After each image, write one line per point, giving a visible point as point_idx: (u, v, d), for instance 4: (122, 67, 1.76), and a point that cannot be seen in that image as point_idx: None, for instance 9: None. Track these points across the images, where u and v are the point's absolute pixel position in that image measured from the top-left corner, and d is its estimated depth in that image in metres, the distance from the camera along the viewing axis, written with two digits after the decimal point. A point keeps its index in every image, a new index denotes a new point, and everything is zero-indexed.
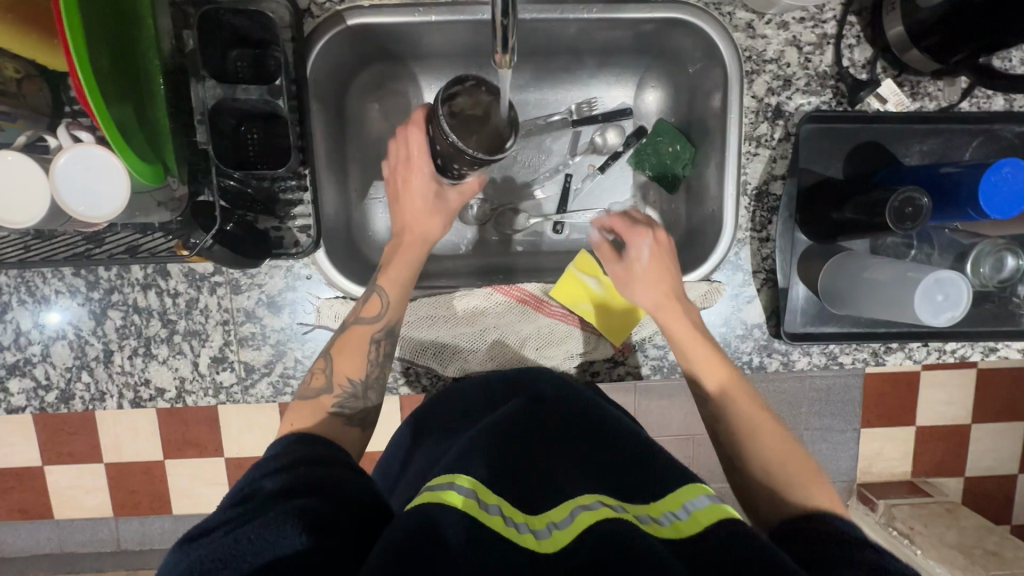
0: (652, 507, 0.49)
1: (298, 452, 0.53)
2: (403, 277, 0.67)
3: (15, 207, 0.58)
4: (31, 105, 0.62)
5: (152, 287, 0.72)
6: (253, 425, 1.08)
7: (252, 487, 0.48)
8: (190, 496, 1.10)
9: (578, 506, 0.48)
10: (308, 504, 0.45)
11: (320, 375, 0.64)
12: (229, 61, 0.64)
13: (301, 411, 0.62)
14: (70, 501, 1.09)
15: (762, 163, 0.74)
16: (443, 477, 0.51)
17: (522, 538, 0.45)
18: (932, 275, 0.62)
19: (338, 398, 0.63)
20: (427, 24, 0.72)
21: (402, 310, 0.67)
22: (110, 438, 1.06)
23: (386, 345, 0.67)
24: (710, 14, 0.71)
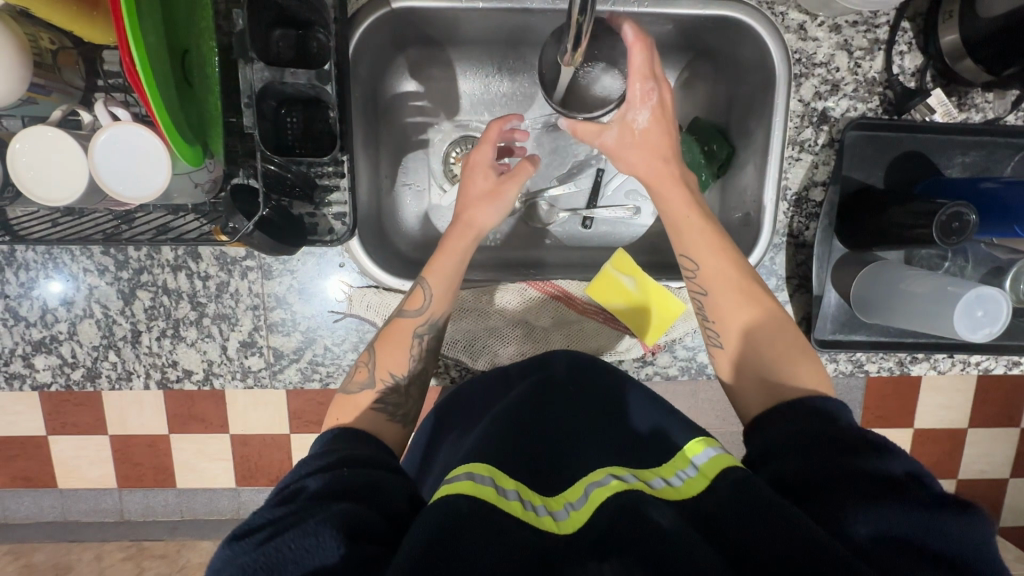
0: (664, 471, 0.52)
1: (343, 449, 0.53)
2: (450, 267, 0.67)
3: (52, 185, 0.56)
4: (66, 79, 0.60)
5: (182, 270, 0.71)
6: (259, 403, 1.06)
7: (295, 486, 0.49)
8: (198, 472, 1.10)
9: (591, 483, 0.51)
10: (353, 509, 0.44)
11: (363, 369, 0.64)
12: (272, 42, 0.62)
13: (343, 406, 0.62)
14: (74, 470, 1.09)
15: (803, 169, 0.74)
16: (461, 468, 0.51)
17: (541, 519, 0.47)
18: (973, 290, 0.63)
19: (380, 393, 0.63)
20: (473, 10, 0.70)
21: (446, 304, 0.67)
22: (116, 412, 1.05)
23: (428, 341, 0.67)
24: (762, 12, 0.69)
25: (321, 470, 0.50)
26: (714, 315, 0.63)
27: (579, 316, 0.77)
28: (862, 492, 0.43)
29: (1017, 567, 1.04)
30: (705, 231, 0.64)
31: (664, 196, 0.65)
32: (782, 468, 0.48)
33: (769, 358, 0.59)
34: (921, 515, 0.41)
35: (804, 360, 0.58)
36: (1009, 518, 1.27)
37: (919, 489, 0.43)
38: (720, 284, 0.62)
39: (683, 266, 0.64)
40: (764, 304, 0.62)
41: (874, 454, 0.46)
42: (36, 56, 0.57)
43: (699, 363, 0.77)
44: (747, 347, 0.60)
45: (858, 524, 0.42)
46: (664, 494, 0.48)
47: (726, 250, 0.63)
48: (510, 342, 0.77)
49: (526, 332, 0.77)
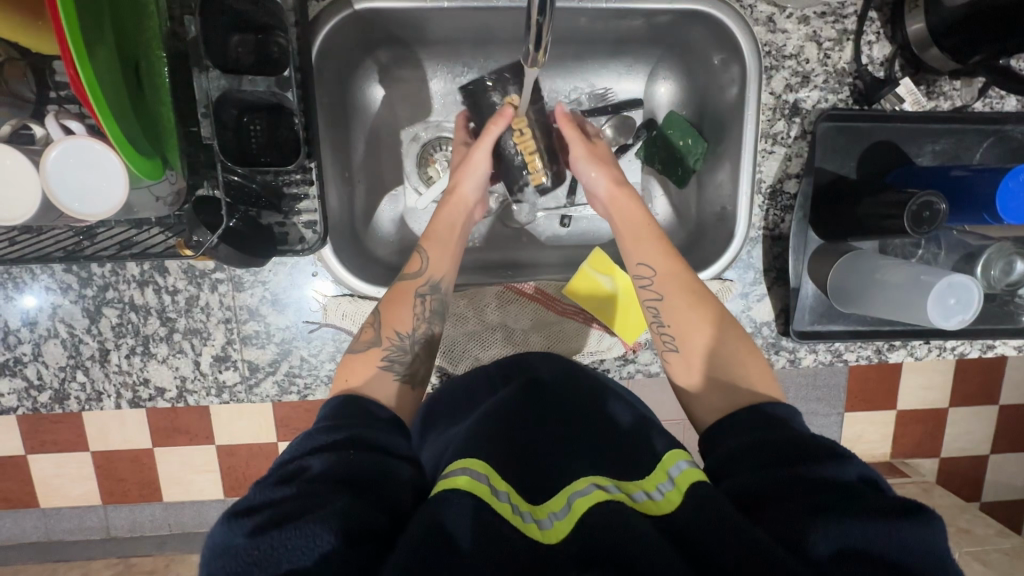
0: (646, 483, 0.51)
1: (355, 430, 0.51)
2: (446, 237, 0.70)
3: (3, 203, 0.54)
4: (13, 92, 0.58)
5: (149, 285, 0.69)
6: (241, 414, 1.05)
7: (298, 465, 0.48)
8: (181, 486, 1.08)
9: (575, 492, 0.50)
10: (355, 507, 0.43)
11: (369, 328, 0.63)
12: (231, 48, 0.60)
13: (352, 366, 0.60)
14: (53, 490, 1.07)
15: (777, 162, 0.74)
16: (457, 462, 0.51)
17: (526, 527, 0.47)
18: (944, 279, 0.64)
19: (386, 351, 0.61)
20: (438, 10, 0.68)
21: (444, 267, 0.68)
22: (94, 428, 1.03)
23: (432, 302, 0.66)
24: (730, 5, 0.69)
25: (326, 449, 0.49)
26: (668, 318, 0.63)
27: (558, 316, 0.76)
28: (817, 505, 0.43)
29: (999, 542, 1.07)
30: (654, 240, 0.67)
31: (618, 209, 0.70)
32: (739, 480, 0.48)
33: (713, 353, 0.60)
34: (877, 523, 0.41)
35: (750, 355, 0.59)
36: (990, 493, 1.30)
37: (873, 496, 0.43)
38: (673, 287, 0.64)
39: (638, 274, 0.66)
40: (713, 306, 0.63)
41: (831, 461, 0.46)
42: None
43: None
44: (698, 348, 0.61)
45: (817, 541, 0.41)
46: (646, 510, 0.48)
47: (675, 255, 0.65)
48: (491, 346, 0.76)
49: (505, 336, 0.76)
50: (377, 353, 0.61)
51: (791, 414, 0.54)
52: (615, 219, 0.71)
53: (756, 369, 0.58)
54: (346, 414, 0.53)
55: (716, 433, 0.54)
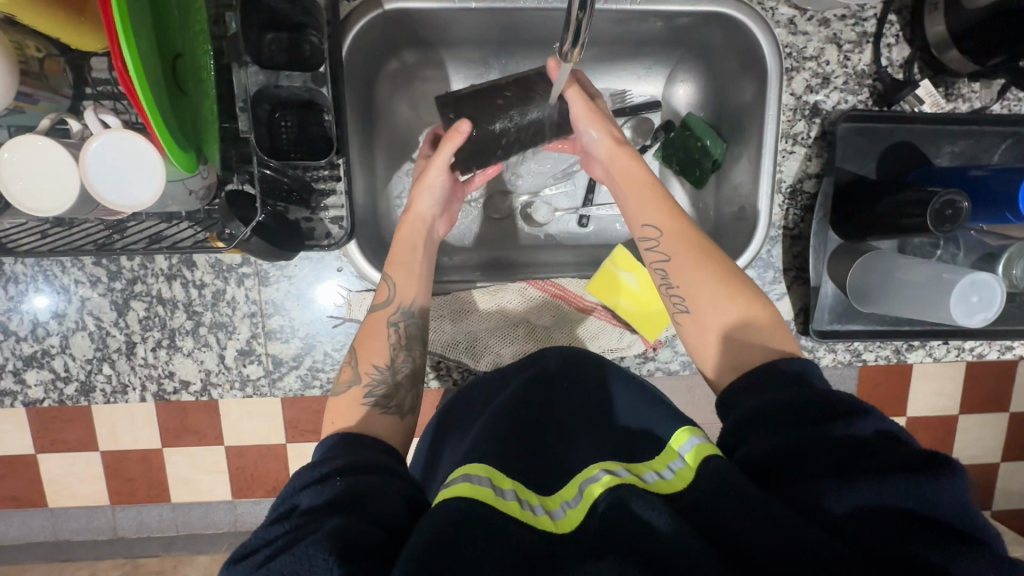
0: (655, 465, 0.52)
1: (345, 461, 0.51)
2: (416, 267, 0.69)
3: (43, 195, 0.55)
4: (53, 86, 0.59)
5: (177, 278, 0.70)
6: (256, 413, 1.05)
7: (293, 502, 0.48)
8: (194, 485, 1.08)
9: (586, 480, 0.51)
10: (349, 526, 0.43)
11: (347, 370, 0.64)
12: (265, 46, 0.61)
13: (337, 409, 0.61)
14: (66, 488, 1.07)
15: (797, 162, 0.74)
16: (459, 469, 0.52)
17: (537, 519, 0.48)
18: (968, 276, 0.64)
19: (367, 387, 0.62)
20: (465, 10, 0.69)
21: (414, 292, 0.67)
22: (109, 426, 1.03)
23: (407, 329, 0.66)
24: (753, 8, 0.70)
25: (316, 483, 0.49)
26: (677, 277, 0.62)
27: (580, 314, 0.77)
28: (833, 466, 0.44)
29: (1014, 549, 1.06)
30: (657, 197, 0.66)
31: (619, 168, 0.69)
32: (755, 450, 0.48)
33: (722, 309, 0.59)
34: (898, 480, 0.41)
35: (762, 306, 0.59)
36: (1003, 501, 1.29)
37: (892, 447, 0.44)
38: (680, 248, 0.62)
39: (644, 236, 0.65)
40: (719, 260, 0.62)
41: (844, 418, 0.46)
42: (23, 64, 0.56)
43: None
44: (706, 308, 0.60)
45: (833, 500, 0.42)
46: (657, 488, 0.48)
47: (680, 213, 0.65)
48: (512, 342, 0.76)
49: (527, 331, 0.77)
50: (357, 393, 0.61)
51: (809, 368, 0.53)
52: (614, 178, 0.70)
53: (765, 322, 0.58)
54: (342, 447, 0.54)
55: (744, 389, 0.53)
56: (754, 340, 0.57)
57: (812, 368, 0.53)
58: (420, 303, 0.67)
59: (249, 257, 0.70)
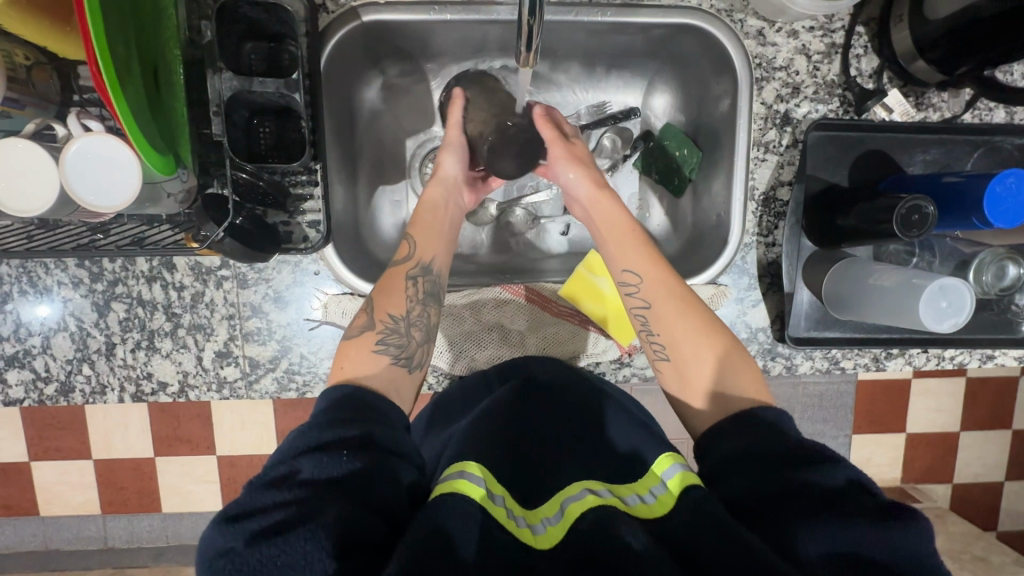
0: (640, 486, 0.52)
1: (354, 430, 0.50)
2: (432, 224, 0.70)
3: (22, 196, 0.57)
4: (40, 93, 0.61)
5: (157, 280, 0.72)
6: (246, 424, 1.07)
7: (289, 468, 0.47)
8: (182, 493, 1.09)
9: (567, 498, 0.51)
10: (345, 518, 0.43)
11: (362, 315, 0.64)
12: (244, 54, 0.64)
13: (348, 351, 0.61)
14: (55, 496, 1.08)
15: (769, 169, 0.75)
16: (453, 466, 0.51)
17: (519, 531, 0.47)
18: (936, 282, 0.64)
19: (381, 334, 0.62)
20: (442, 23, 0.71)
21: (431, 249, 0.68)
22: (100, 434, 1.05)
23: (424, 284, 0.66)
24: (721, 20, 0.72)
25: (317, 450, 0.48)
26: (655, 326, 0.63)
27: (553, 319, 0.77)
28: (808, 510, 0.44)
29: (1016, 570, 1.03)
30: (637, 243, 0.66)
31: (602, 213, 0.70)
32: (739, 487, 0.48)
33: (700, 356, 0.60)
34: (869, 526, 0.42)
35: (743, 360, 0.60)
36: (1007, 522, 1.26)
37: (862, 498, 0.44)
38: (660, 295, 0.63)
39: (624, 281, 0.65)
40: (701, 311, 0.63)
41: (828, 466, 0.46)
42: (10, 70, 0.58)
43: None
44: (689, 360, 0.61)
45: (808, 545, 0.42)
46: (637, 511, 0.49)
47: (659, 260, 0.65)
48: (487, 347, 0.76)
49: (502, 336, 0.77)
50: (370, 338, 0.61)
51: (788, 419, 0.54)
52: (596, 223, 0.70)
53: (745, 373, 0.59)
54: (337, 409, 0.53)
55: (710, 437, 0.54)
56: (732, 390, 0.57)
57: (785, 417, 0.53)
58: (439, 261, 0.68)
59: (228, 260, 0.71)
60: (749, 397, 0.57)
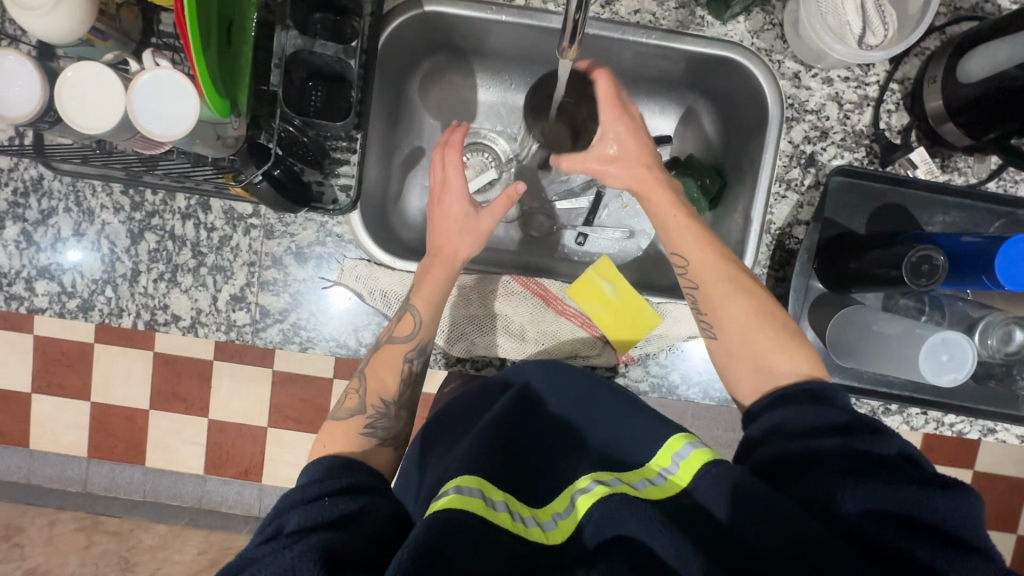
0: (648, 471, 0.57)
1: (339, 481, 0.54)
2: (436, 296, 0.70)
3: (89, 115, 0.62)
4: (123, 29, 0.67)
5: (191, 218, 0.76)
6: (241, 393, 1.18)
7: (278, 524, 0.49)
8: (168, 450, 1.19)
9: (578, 491, 0.55)
10: (334, 539, 0.45)
11: (354, 396, 0.68)
12: (311, 23, 0.69)
13: (335, 432, 0.65)
14: (47, 431, 1.18)
15: (788, 207, 0.76)
16: (448, 482, 0.53)
17: (530, 531, 0.51)
18: (938, 334, 0.65)
19: (369, 418, 0.66)
20: (496, 23, 0.76)
21: (433, 330, 0.70)
22: (103, 378, 1.16)
23: (418, 365, 0.70)
24: (760, 58, 0.75)
25: (306, 504, 0.51)
26: (705, 306, 0.67)
27: (557, 315, 0.78)
28: (846, 471, 0.49)
29: None
30: (692, 230, 0.68)
31: (653, 202, 0.70)
32: (784, 450, 0.53)
33: (750, 334, 0.64)
34: (907, 489, 0.47)
35: (786, 335, 0.64)
36: None
37: (908, 467, 0.49)
38: (709, 277, 0.66)
39: (676, 264, 0.69)
40: (750, 292, 0.66)
41: (871, 435, 0.51)
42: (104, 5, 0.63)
43: (669, 382, 0.77)
44: (738, 337, 0.65)
45: (847, 501, 0.47)
46: (648, 493, 0.53)
47: (712, 246, 0.67)
48: (488, 333, 0.77)
49: (503, 326, 0.77)
50: (359, 420, 0.66)
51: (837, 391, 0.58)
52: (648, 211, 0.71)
53: (793, 349, 0.63)
54: (327, 471, 0.57)
55: (760, 406, 0.60)
56: (777, 367, 0.62)
57: (837, 393, 0.58)
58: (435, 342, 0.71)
59: (260, 210, 0.75)
60: (795, 369, 0.62)
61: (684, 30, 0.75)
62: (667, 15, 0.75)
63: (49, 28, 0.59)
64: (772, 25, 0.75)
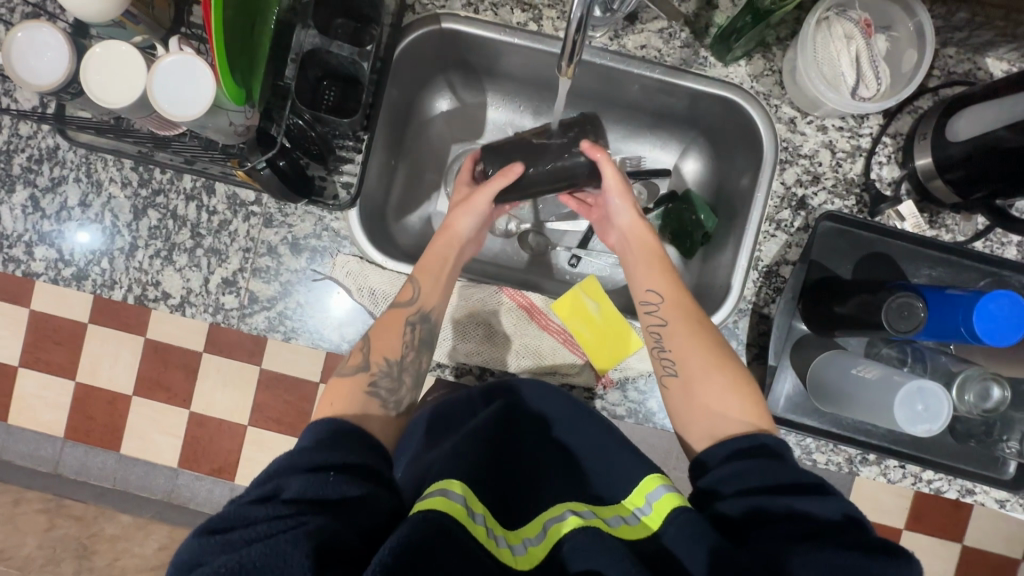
0: (623, 509, 0.57)
1: (335, 453, 0.53)
2: (434, 270, 0.74)
3: (112, 90, 0.64)
4: (156, 18, 0.71)
5: (194, 200, 0.78)
6: (225, 388, 1.17)
7: (276, 486, 0.49)
8: (145, 438, 1.19)
9: (550, 519, 0.56)
10: (326, 528, 0.45)
11: (357, 353, 0.67)
12: (332, 27, 0.73)
13: (338, 388, 0.65)
14: (27, 409, 1.18)
15: (778, 245, 0.77)
16: (437, 483, 0.53)
17: (499, 551, 0.51)
18: (916, 382, 0.66)
19: (373, 375, 0.66)
20: (509, 44, 0.80)
21: (435, 297, 0.72)
22: (90, 360, 1.14)
23: (419, 330, 0.71)
24: (759, 102, 0.77)
25: (309, 471, 0.50)
26: (670, 344, 0.68)
27: (539, 329, 0.78)
28: (802, 534, 0.49)
29: None
30: (664, 267, 0.74)
31: (636, 240, 0.77)
32: (732, 507, 0.53)
33: (711, 377, 0.65)
34: (855, 556, 0.46)
35: (745, 381, 0.65)
36: None
37: (853, 531, 0.49)
38: (676, 315, 0.69)
39: (646, 300, 0.72)
40: (714, 344, 0.67)
41: (816, 496, 0.52)
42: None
43: (647, 409, 0.77)
44: (697, 376, 0.66)
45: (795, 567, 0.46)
46: (620, 533, 0.53)
47: (682, 287, 0.72)
48: (470, 340, 0.77)
49: (487, 334, 0.78)
50: (363, 378, 0.66)
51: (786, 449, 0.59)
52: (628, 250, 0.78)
53: (751, 399, 0.63)
54: (320, 437, 0.55)
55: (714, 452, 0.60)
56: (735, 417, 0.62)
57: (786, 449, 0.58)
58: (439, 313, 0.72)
59: (261, 198, 0.77)
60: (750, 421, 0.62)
61: (687, 68, 0.78)
62: (673, 53, 0.78)
63: (86, 8, 0.63)
64: (773, 71, 0.78)
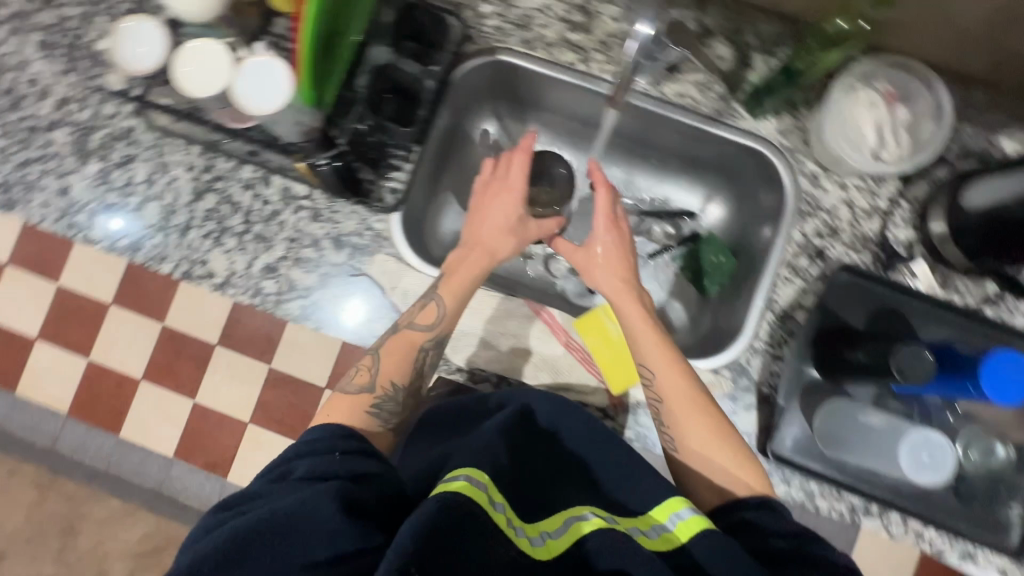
0: (643, 521, 0.56)
1: (332, 441, 0.59)
2: (463, 290, 0.76)
3: (199, 82, 0.71)
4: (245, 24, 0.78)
5: (251, 189, 0.83)
6: None
7: (287, 466, 0.56)
8: None
9: (572, 516, 0.55)
10: (348, 489, 0.52)
11: (365, 373, 0.71)
12: (401, 48, 0.80)
13: (341, 404, 0.69)
14: None
15: (792, 290, 0.81)
16: (457, 469, 0.53)
17: (519, 541, 0.51)
18: (924, 433, 0.74)
19: (378, 399, 0.70)
20: (558, 80, 0.86)
21: (454, 320, 0.75)
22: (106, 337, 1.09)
23: (432, 354, 0.75)
24: (785, 156, 0.83)
25: (318, 455, 0.57)
26: (668, 419, 0.71)
27: (560, 345, 0.81)
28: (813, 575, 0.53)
29: None
30: (662, 347, 0.73)
31: (634, 320, 0.75)
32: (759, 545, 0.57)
33: (708, 449, 0.68)
34: None
35: (742, 451, 0.67)
36: None
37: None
38: (671, 391, 0.70)
39: (644, 375, 0.73)
40: (711, 413, 0.70)
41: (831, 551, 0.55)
42: None
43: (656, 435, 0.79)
44: (697, 447, 0.68)
45: None
46: (645, 543, 0.53)
47: (677, 361, 0.72)
48: (495, 350, 0.81)
49: (509, 345, 0.81)
50: (367, 398, 0.69)
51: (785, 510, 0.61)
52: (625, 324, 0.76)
53: (748, 466, 0.66)
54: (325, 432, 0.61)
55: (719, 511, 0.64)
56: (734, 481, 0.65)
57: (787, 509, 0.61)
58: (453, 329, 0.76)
59: (313, 194, 0.83)
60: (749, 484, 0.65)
61: (720, 119, 0.84)
62: (707, 103, 0.85)
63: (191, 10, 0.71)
64: (800, 129, 0.83)
